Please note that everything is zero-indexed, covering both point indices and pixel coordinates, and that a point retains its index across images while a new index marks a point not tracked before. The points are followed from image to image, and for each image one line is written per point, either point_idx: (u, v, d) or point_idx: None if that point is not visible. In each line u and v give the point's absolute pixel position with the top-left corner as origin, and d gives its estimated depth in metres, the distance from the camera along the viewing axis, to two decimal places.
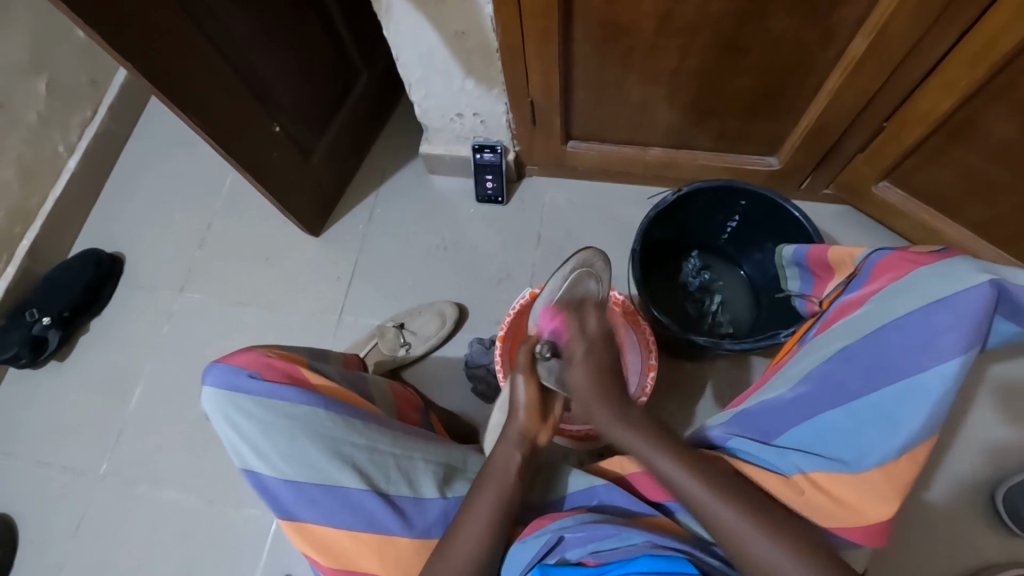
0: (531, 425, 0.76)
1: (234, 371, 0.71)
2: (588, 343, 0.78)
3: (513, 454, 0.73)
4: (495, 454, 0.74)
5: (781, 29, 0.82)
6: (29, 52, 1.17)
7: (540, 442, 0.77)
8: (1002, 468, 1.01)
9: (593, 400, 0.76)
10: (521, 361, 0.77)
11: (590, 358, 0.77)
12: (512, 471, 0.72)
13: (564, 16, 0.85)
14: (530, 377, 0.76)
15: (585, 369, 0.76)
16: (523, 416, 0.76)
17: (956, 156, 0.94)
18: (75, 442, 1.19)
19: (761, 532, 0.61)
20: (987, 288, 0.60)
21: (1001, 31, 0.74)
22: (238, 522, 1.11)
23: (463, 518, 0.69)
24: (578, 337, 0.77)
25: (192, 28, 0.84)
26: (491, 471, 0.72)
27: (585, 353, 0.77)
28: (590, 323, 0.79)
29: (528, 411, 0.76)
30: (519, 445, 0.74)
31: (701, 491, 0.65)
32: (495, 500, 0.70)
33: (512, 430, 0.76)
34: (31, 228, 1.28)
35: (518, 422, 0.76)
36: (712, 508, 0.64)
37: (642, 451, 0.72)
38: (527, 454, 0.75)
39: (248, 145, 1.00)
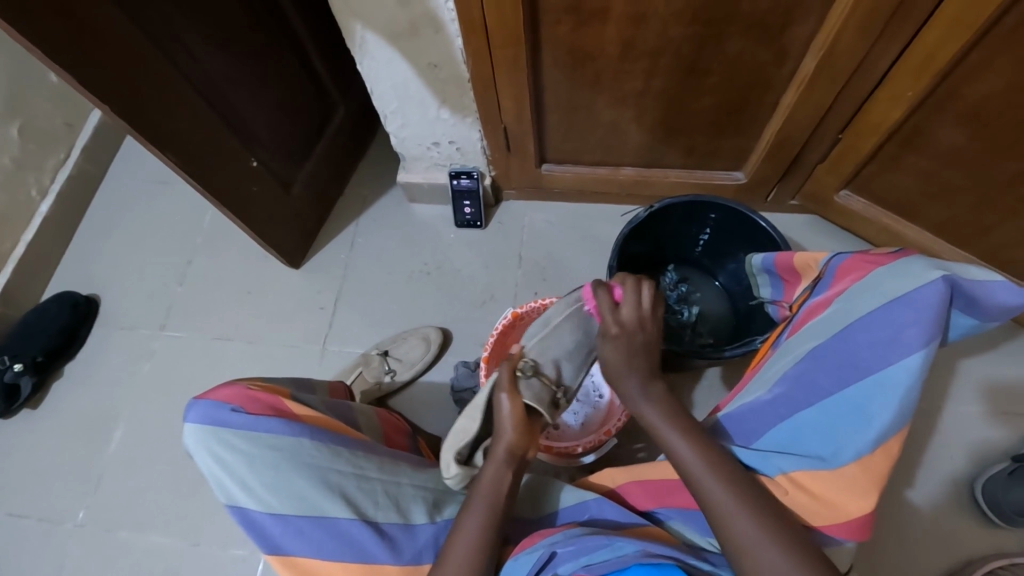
0: (518, 444, 0.75)
1: (217, 406, 0.71)
2: (622, 325, 0.79)
3: (504, 474, 0.73)
4: (483, 475, 0.73)
5: (736, 50, 0.87)
6: (2, 98, 1.17)
7: (528, 457, 0.77)
8: (980, 462, 1.04)
9: (621, 375, 0.78)
10: (502, 380, 0.77)
11: (622, 337, 0.79)
12: (504, 489, 0.72)
13: (532, 44, 0.89)
14: (513, 395, 0.76)
15: (615, 346, 0.78)
16: (510, 435, 0.74)
17: (908, 161, 0.99)
18: (51, 491, 1.15)
19: (751, 517, 0.63)
20: (942, 283, 0.64)
21: (937, 46, 0.80)
22: (225, 564, 1.07)
23: (458, 531, 0.70)
24: (610, 312, 0.81)
25: (166, 66, 0.85)
26: (483, 488, 0.72)
27: (617, 333, 0.79)
28: (625, 304, 0.80)
29: (514, 430, 0.75)
30: (509, 463, 0.74)
31: (701, 469, 0.67)
32: (484, 513, 0.70)
33: (499, 450, 0.74)
34: (4, 273, 1.26)
35: (505, 441, 0.75)
36: (709, 487, 0.66)
37: (660, 427, 0.73)
38: (517, 470, 0.74)
39: (227, 179, 1.01)
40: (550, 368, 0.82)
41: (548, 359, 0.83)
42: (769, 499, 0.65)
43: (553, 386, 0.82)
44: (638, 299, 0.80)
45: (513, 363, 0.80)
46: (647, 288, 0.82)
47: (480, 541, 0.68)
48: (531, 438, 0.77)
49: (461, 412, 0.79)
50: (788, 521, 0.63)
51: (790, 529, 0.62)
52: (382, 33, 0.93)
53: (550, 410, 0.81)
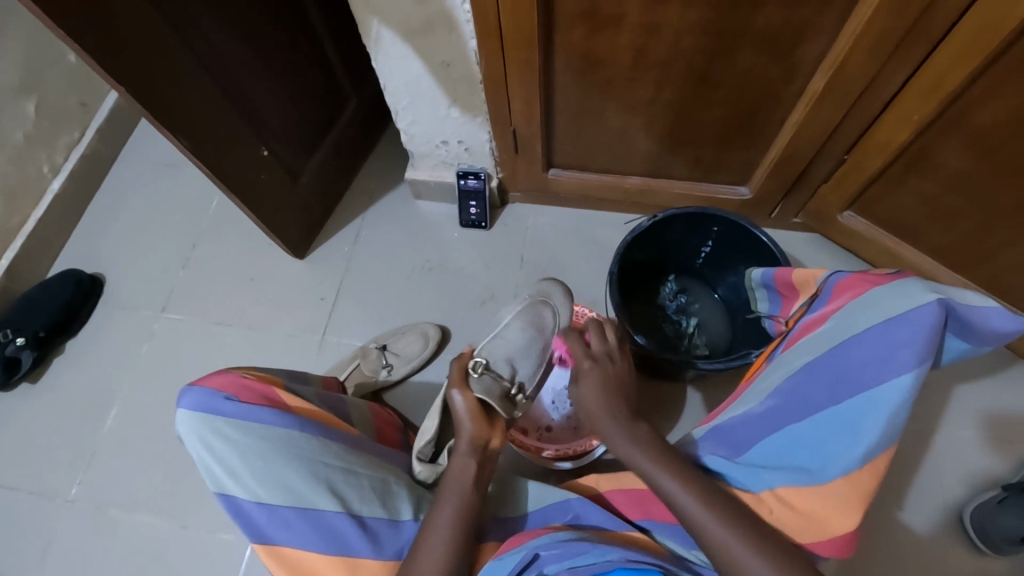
0: (478, 433, 0.76)
1: (210, 393, 0.71)
2: (593, 358, 0.81)
3: (468, 464, 0.74)
4: (450, 467, 0.75)
5: (746, 66, 0.88)
6: (19, 74, 1.19)
7: (493, 446, 0.77)
8: (970, 489, 1.04)
9: (599, 415, 0.78)
10: (453, 377, 0.79)
11: (597, 370, 0.80)
12: (468, 480, 0.73)
13: (546, 48, 0.90)
14: (463, 388, 0.77)
15: (592, 381, 0.79)
16: (469, 426, 0.76)
17: (912, 184, 1.00)
18: (45, 466, 1.16)
19: (729, 530, 0.65)
20: (936, 306, 0.64)
21: (946, 71, 0.81)
22: (212, 548, 1.08)
23: (432, 528, 0.70)
24: (580, 348, 0.83)
25: (184, 51, 0.86)
26: (451, 481, 0.73)
27: (590, 367, 0.81)
28: (593, 340, 0.84)
29: (472, 422, 0.76)
30: (473, 454, 0.75)
31: (698, 508, 0.67)
32: (456, 511, 0.71)
33: (462, 442, 0.75)
34: (12, 247, 1.27)
35: (467, 433, 0.76)
36: (689, 510, 0.67)
37: (653, 471, 0.71)
38: (481, 460, 0.75)
39: (236, 165, 1.02)
40: (503, 365, 0.81)
41: (501, 356, 0.81)
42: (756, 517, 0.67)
43: (507, 381, 0.80)
44: (603, 336, 0.84)
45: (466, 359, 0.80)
46: (609, 326, 0.86)
47: (452, 535, 0.69)
48: (491, 426, 0.78)
49: (424, 428, 0.81)
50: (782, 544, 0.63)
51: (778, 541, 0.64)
52: (397, 30, 0.94)
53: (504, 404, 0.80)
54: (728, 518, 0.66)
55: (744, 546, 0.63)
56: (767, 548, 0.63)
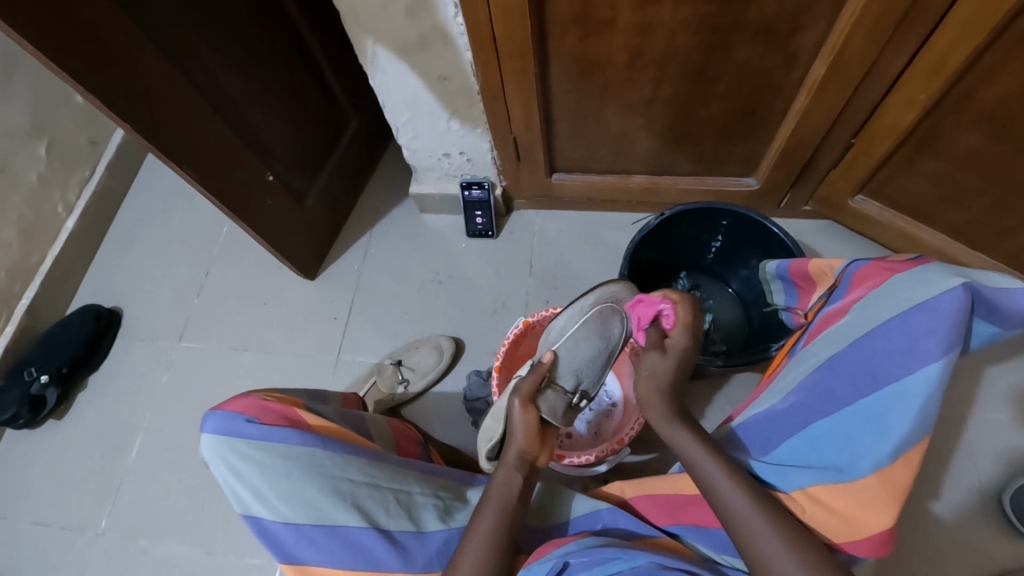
0: (530, 450, 0.75)
1: (231, 417, 0.72)
2: (692, 339, 0.77)
3: (515, 478, 0.74)
4: (495, 479, 0.75)
5: (744, 57, 0.87)
6: (30, 118, 1.21)
7: (540, 464, 0.77)
8: (1007, 474, 1.01)
9: (655, 397, 0.77)
10: (521, 388, 0.78)
11: (689, 353, 0.77)
12: (513, 495, 0.73)
13: (541, 55, 0.90)
14: (526, 404, 0.76)
15: (677, 358, 0.77)
16: (521, 440, 0.75)
17: (923, 164, 0.97)
18: (74, 500, 1.18)
19: (767, 516, 0.65)
20: (961, 291, 0.62)
21: (948, 48, 0.79)
22: (241, 572, 1.08)
23: (479, 524, 0.70)
24: (686, 323, 0.77)
25: (184, 84, 0.88)
26: (495, 492, 0.73)
27: (685, 348, 0.77)
28: (700, 316, 0.80)
29: (525, 436, 0.75)
30: (520, 468, 0.75)
31: (744, 504, 0.65)
32: (495, 520, 0.70)
33: (511, 455, 0.75)
34: (31, 286, 1.30)
35: (517, 446, 0.75)
36: (727, 494, 0.67)
37: (696, 454, 0.70)
38: (528, 475, 0.75)
39: (242, 192, 1.03)
40: (568, 378, 0.82)
41: (567, 370, 0.83)
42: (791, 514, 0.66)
43: (570, 394, 0.82)
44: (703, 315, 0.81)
45: (542, 372, 0.79)
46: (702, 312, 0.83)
47: (493, 536, 0.69)
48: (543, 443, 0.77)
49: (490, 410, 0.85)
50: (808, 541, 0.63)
51: (805, 544, 0.63)
52: (392, 47, 0.95)
53: (565, 417, 0.82)
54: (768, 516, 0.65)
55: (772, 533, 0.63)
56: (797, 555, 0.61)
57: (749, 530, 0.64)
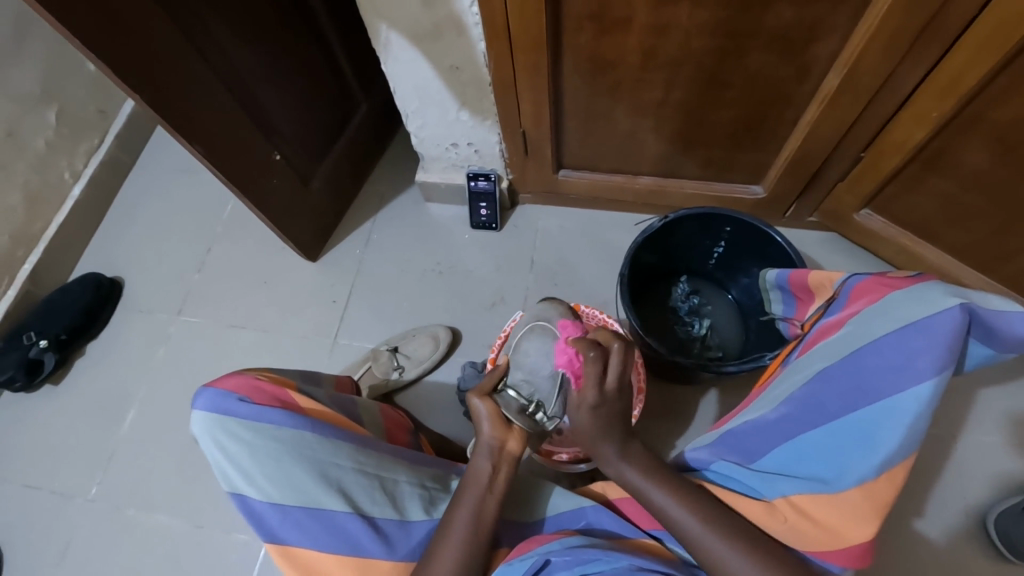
0: (495, 437, 0.74)
1: (223, 395, 0.72)
2: (603, 397, 0.72)
3: (485, 467, 0.73)
4: (468, 468, 0.74)
5: (757, 65, 0.87)
6: (41, 84, 1.22)
7: (513, 449, 0.75)
8: (993, 496, 1.01)
9: (597, 443, 0.74)
10: (480, 386, 0.79)
11: (601, 409, 0.72)
12: (484, 483, 0.72)
13: (555, 51, 0.90)
14: (483, 397, 0.76)
15: (592, 416, 0.72)
16: (487, 427, 0.74)
17: (930, 183, 0.97)
18: (67, 466, 1.19)
19: (721, 536, 0.65)
20: (959, 312, 0.61)
21: (964, 68, 0.78)
22: (228, 547, 1.10)
23: (450, 527, 0.70)
24: (592, 383, 0.71)
25: (196, 60, 0.88)
26: (468, 485, 0.73)
27: (595, 404, 0.72)
28: (611, 374, 0.72)
29: (491, 424, 0.75)
30: (490, 455, 0.74)
31: (696, 526, 0.67)
32: (471, 515, 0.71)
33: (482, 443, 0.74)
34: (34, 252, 1.30)
35: (485, 435, 0.75)
36: (682, 522, 0.67)
37: (642, 484, 0.71)
38: (500, 461, 0.74)
39: (249, 171, 1.03)
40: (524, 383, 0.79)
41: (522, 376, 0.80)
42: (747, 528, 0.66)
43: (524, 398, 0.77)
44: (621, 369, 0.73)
45: (498, 372, 0.80)
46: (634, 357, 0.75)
47: (466, 535, 0.69)
48: (511, 428, 0.75)
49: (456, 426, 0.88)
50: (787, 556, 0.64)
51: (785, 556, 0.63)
52: (406, 34, 0.94)
53: (524, 420, 0.76)
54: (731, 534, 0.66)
55: (738, 553, 0.64)
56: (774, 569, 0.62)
57: (705, 546, 0.66)
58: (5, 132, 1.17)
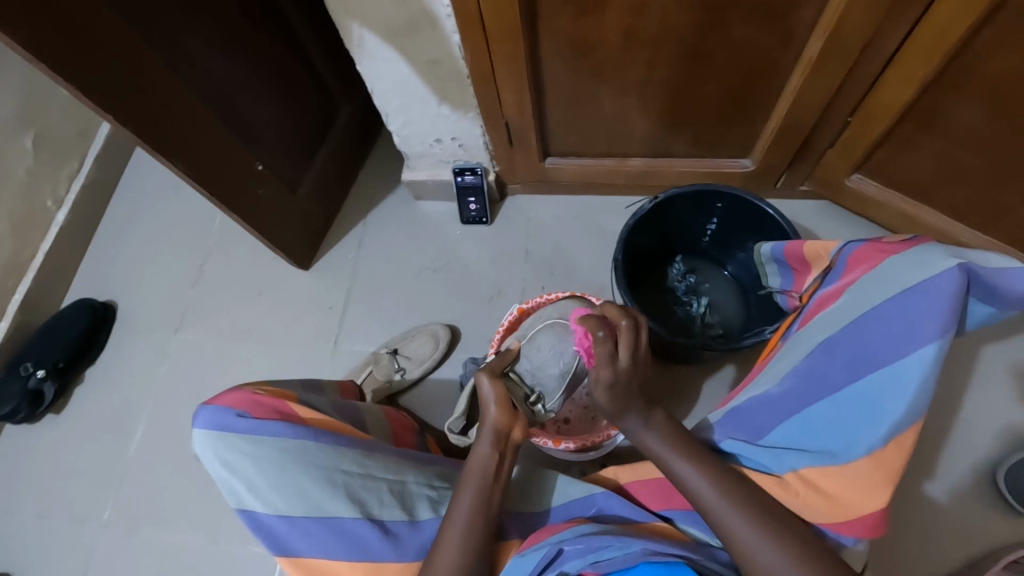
0: (503, 422, 0.73)
1: (222, 411, 0.71)
2: (616, 375, 0.69)
3: (491, 456, 0.72)
4: (472, 456, 0.73)
5: (738, 36, 0.85)
6: (15, 112, 1.20)
7: (517, 437, 0.75)
8: (1002, 452, 1.01)
9: (616, 414, 0.72)
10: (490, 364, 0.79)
11: (617, 387, 0.69)
12: (490, 473, 0.72)
13: (532, 37, 0.88)
14: (492, 377, 0.75)
15: (608, 393, 0.70)
16: (494, 411, 0.73)
17: (920, 141, 0.96)
18: (77, 493, 1.19)
19: (737, 509, 0.65)
20: (959, 272, 0.61)
21: (948, 23, 0.77)
22: (244, 560, 1.10)
23: (449, 523, 0.69)
24: (605, 363, 0.68)
25: (169, 73, 0.86)
26: (471, 476, 0.72)
27: (610, 383, 0.69)
28: (622, 354, 0.69)
29: (498, 408, 0.74)
30: (496, 442, 0.73)
31: (715, 497, 0.66)
32: (473, 508, 0.70)
33: (486, 429, 0.73)
34: (25, 282, 1.29)
35: (491, 419, 0.74)
36: (701, 492, 0.67)
37: (664, 454, 0.70)
38: (504, 448, 0.73)
39: (232, 183, 1.02)
40: None
41: None
42: (764, 497, 0.66)
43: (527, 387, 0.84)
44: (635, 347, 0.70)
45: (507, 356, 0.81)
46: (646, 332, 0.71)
47: (467, 531, 0.69)
48: (516, 415, 0.75)
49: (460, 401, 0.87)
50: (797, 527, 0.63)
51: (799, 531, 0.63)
52: (380, 32, 0.93)
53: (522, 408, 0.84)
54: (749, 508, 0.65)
55: (751, 526, 0.64)
56: (787, 539, 0.62)
57: (722, 519, 0.65)
58: None
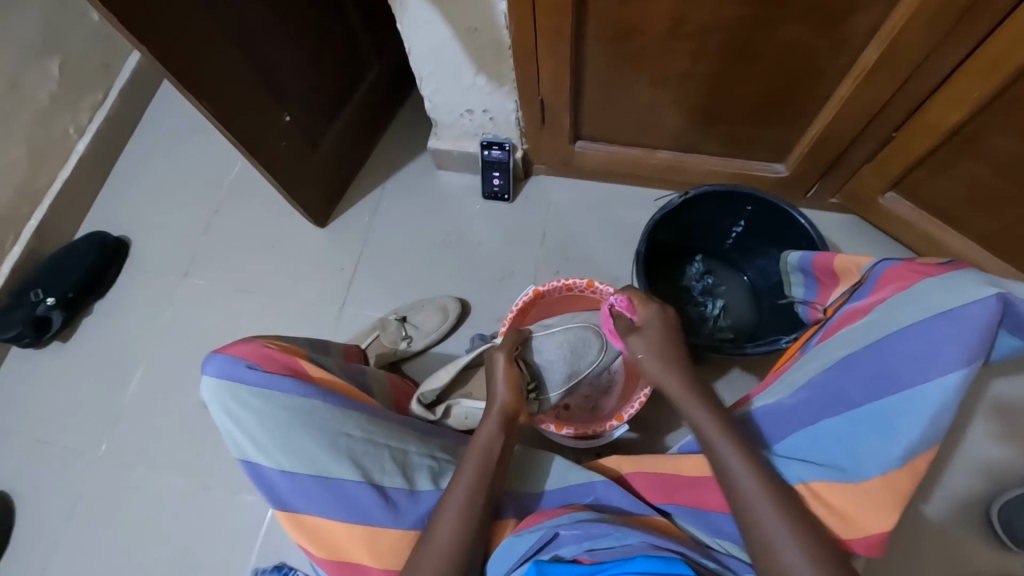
0: (512, 405, 0.80)
1: (232, 362, 0.71)
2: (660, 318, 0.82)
3: (497, 436, 0.75)
4: (478, 434, 0.76)
5: (791, 37, 0.83)
6: (43, 35, 1.17)
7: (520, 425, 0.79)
8: (997, 486, 1.01)
9: (660, 370, 0.79)
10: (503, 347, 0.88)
11: (659, 329, 0.81)
12: (495, 453, 0.73)
13: (578, 15, 0.85)
14: (508, 359, 0.84)
15: (654, 337, 0.80)
16: (505, 395, 0.80)
17: (960, 167, 0.94)
18: (76, 423, 1.20)
19: (776, 506, 0.63)
20: (994, 302, 0.60)
21: (1012, 48, 0.74)
22: (235, 507, 1.11)
23: (450, 493, 0.70)
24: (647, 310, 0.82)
25: (202, 11, 0.84)
26: (474, 451, 0.73)
27: (654, 326, 0.81)
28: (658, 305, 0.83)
29: (508, 391, 0.80)
30: (502, 423, 0.77)
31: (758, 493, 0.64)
32: (469, 490, 0.70)
33: (494, 409, 0.78)
34: (39, 209, 1.28)
35: (500, 402, 0.79)
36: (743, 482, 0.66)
37: (715, 436, 0.69)
38: (508, 432, 0.77)
39: (256, 131, 1.00)
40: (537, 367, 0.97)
41: (539, 358, 0.97)
42: (798, 499, 0.65)
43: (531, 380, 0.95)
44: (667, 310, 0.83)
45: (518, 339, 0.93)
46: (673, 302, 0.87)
47: (463, 502, 0.69)
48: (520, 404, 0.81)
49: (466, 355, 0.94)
50: (821, 532, 0.62)
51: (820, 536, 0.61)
52: None
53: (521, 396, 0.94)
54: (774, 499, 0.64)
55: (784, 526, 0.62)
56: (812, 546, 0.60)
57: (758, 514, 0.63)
58: (7, 84, 1.14)
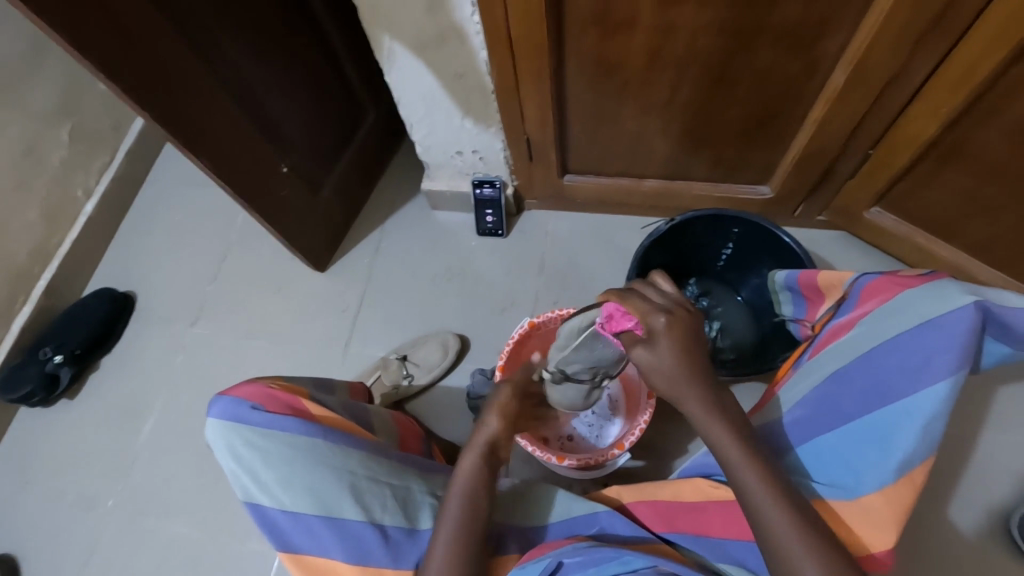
0: (502, 435, 0.76)
1: (237, 403, 0.73)
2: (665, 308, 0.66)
3: (481, 467, 0.73)
4: (461, 462, 0.74)
5: (764, 63, 0.86)
6: (54, 104, 1.24)
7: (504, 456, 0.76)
8: (1017, 495, 0.99)
9: (683, 380, 0.65)
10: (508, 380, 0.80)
11: (675, 327, 0.64)
12: (478, 484, 0.72)
13: (558, 55, 0.90)
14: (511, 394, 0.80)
15: (671, 342, 0.64)
16: (492, 425, 0.76)
17: (943, 176, 0.96)
18: (84, 480, 1.20)
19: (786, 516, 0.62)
20: (973, 309, 0.61)
21: (975, 60, 0.78)
22: (244, 556, 1.10)
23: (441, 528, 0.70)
24: (651, 308, 0.66)
25: (204, 72, 0.89)
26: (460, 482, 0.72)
27: (665, 325, 0.64)
28: (653, 294, 0.68)
29: (499, 420, 0.76)
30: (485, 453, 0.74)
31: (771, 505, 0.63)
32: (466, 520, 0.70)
33: (478, 438, 0.75)
34: (50, 268, 1.32)
35: (488, 430, 0.75)
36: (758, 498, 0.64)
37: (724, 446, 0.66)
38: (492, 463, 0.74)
39: (258, 182, 1.04)
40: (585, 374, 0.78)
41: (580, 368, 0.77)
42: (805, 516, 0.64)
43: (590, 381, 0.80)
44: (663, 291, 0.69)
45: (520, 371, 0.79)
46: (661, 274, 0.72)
47: (455, 538, 0.68)
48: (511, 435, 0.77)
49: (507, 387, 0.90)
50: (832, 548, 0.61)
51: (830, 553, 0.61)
52: (409, 45, 0.95)
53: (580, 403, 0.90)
54: (789, 513, 0.63)
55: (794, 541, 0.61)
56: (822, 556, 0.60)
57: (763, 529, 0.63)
58: (20, 152, 1.19)
